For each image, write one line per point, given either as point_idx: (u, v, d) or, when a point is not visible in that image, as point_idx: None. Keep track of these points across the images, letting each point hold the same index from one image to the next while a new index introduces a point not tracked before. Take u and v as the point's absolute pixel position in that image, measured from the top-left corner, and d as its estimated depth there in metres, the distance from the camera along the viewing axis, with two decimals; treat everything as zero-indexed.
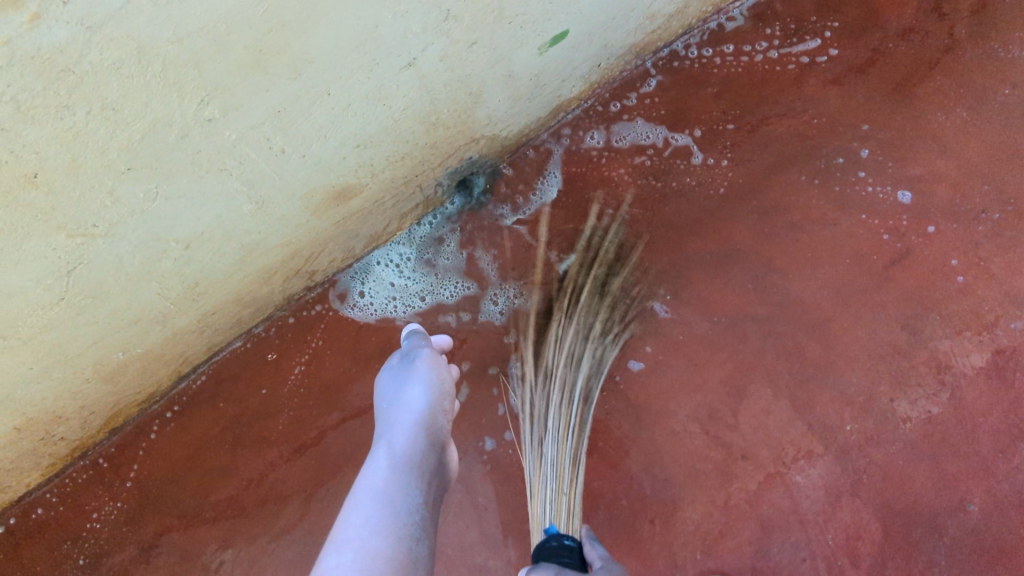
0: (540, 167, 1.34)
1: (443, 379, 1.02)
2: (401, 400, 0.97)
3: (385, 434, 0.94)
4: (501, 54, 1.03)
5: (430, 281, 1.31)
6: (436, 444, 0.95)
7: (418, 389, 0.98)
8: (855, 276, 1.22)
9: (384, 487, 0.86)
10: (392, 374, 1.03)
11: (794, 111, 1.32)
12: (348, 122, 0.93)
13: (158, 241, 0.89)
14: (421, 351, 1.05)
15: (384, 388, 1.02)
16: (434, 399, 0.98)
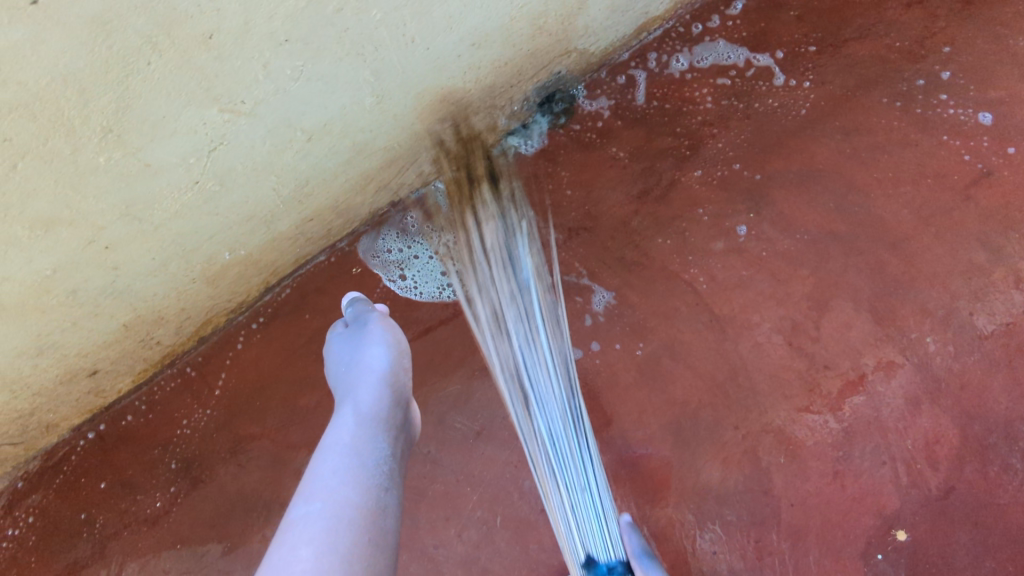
0: (620, 91, 1.35)
1: (398, 338, 1.05)
2: (360, 362, 0.99)
3: (348, 394, 0.94)
4: None
5: (485, 254, 1.30)
6: (399, 402, 0.96)
7: (376, 348, 1.01)
8: (936, 195, 1.24)
9: (351, 442, 0.84)
10: (346, 341, 1.06)
11: (875, 34, 1.34)
12: (474, 14, 0.94)
13: (287, 129, 0.90)
14: (372, 315, 1.08)
15: (339, 354, 1.05)
16: (393, 359, 1.00)
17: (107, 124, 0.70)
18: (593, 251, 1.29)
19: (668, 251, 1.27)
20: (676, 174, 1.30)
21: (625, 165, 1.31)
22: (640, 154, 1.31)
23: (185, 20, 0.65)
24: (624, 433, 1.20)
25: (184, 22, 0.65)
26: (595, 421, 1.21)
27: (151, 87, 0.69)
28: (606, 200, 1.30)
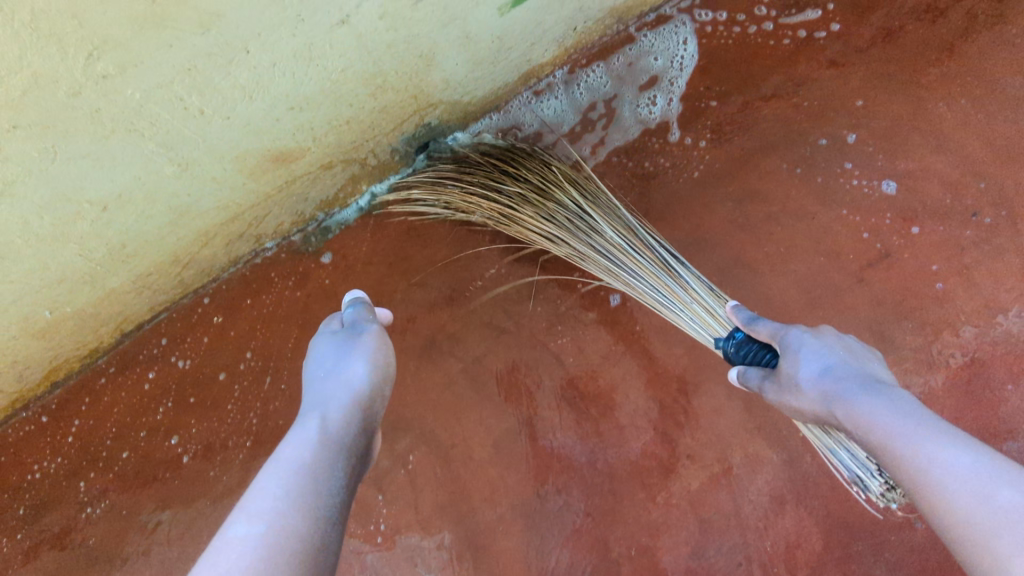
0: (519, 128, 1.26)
1: (390, 358, 0.83)
2: (338, 374, 0.78)
3: (314, 406, 0.74)
4: (454, 14, 0.94)
5: (599, 122, 1.25)
6: (373, 431, 0.75)
7: (361, 364, 0.80)
8: (828, 275, 1.15)
9: (309, 464, 0.64)
10: (333, 344, 0.85)
11: (784, 90, 1.22)
12: (279, 82, 0.86)
13: (68, 202, 0.84)
14: (369, 328, 0.86)
15: (322, 358, 0.84)
16: (377, 380, 0.79)
17: None
18: (460, 313, 1.21)
19: (538, 320, 1.19)
20: None
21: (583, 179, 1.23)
22: None
23: None
24: (471, 510, 1.15)
25: None
26: (442, 496, 1.16)
27: None
28: (478, 261, 1.22)
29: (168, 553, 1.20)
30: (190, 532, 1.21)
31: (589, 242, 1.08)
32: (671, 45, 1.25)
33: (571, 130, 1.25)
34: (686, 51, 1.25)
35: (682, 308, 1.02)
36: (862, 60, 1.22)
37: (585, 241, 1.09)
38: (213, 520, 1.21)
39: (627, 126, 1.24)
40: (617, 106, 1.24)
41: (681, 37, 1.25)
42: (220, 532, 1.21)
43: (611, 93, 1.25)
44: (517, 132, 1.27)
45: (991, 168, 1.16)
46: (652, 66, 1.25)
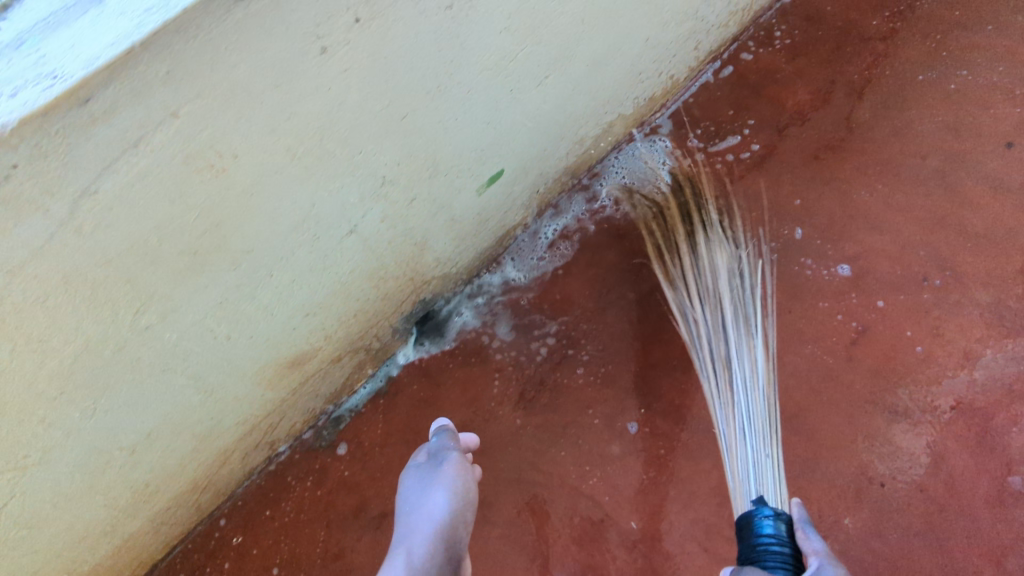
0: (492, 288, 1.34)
1: (470, 486, 0.81)
2: (419, 509, 0.77)
3: (401, 540, 0.74)
4: (442, 202, 1.03)
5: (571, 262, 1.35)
6: (456, 569, 0.72)
7: (441, 495, 0.78)
8: (821, 361, 1.23)
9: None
10: (419, 477, 0.84)
11: (729, 207, 1.38)
12: (297, 294, 0.91)
13: (100, 454, 0.83)
14: (451, 453, 0.86)
15: (408, 492, 0.83)
16: (457, 509, 0.78)
17: None
18: (488, 475, 1.21)
19: (566, 464, 1.20)
20: (553, 376, 1.27)
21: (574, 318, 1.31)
22: (523, 361, 1.28)
23: None
24: None
25: None
26: None
27: None
28: (492, 417, 1.25)
29: None
30: None
31: (719, 269, 1.23)
32: (655, 164, 1.42)
33: (544, 278, 1.34)
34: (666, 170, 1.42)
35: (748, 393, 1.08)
36: (786, 169, 1.40)
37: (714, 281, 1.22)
38: None
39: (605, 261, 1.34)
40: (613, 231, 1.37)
41: (662, 157, 1.43)
42: None
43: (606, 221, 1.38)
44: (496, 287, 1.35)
45: (924, 237, 1.30)
46: (639, 189, 1.40)
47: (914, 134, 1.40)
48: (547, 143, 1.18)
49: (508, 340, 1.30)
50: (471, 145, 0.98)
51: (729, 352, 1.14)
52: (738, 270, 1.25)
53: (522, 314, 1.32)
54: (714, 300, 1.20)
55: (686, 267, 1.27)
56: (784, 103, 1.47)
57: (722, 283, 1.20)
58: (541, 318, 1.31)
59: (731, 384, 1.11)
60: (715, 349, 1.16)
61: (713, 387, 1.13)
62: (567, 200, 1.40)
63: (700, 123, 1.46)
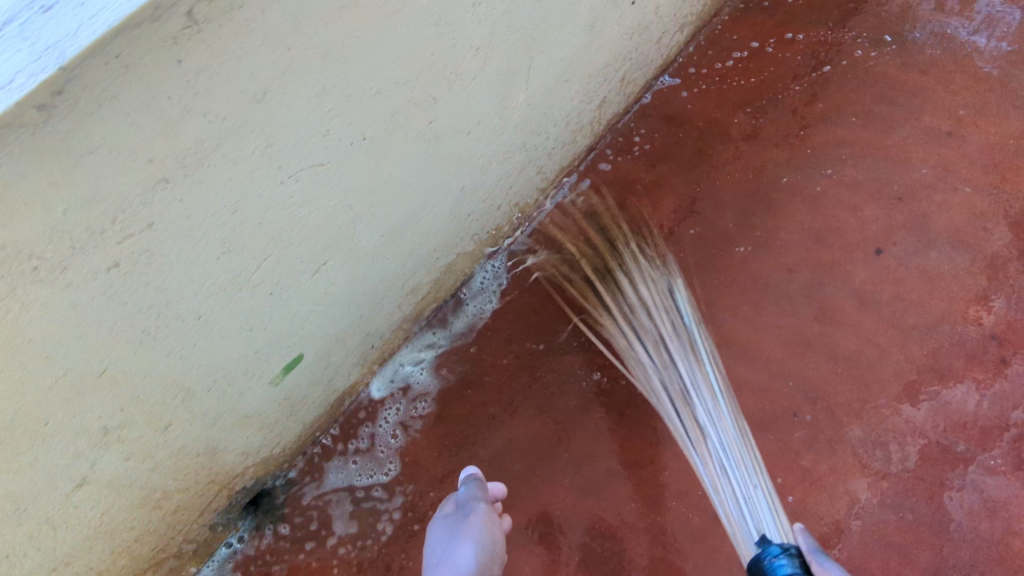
0: (331, 456, 1.21)
1: (495, 539, 0.97)
2: (449, 559, 0.94)
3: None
4: (219, 411, 0.91)
5: (418, 420, 1.23)
6: None
7: (468, 546, 0.95)
8: (686, 520, 1.11)
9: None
10: (446, 528, 1.00)
11: (586, 340, 1.27)
12: (23, 561, 0.78)
13: None
14: (476, 506, 1.01)
15: (434, 545, 0.98)
16: (483, 560, 0.93)
17: None
18: None
19: None
20: (405, 559, 1.14)
21: (420, 487, 1.19)
22: (367, 542, 1.16)
23: None
24: None
25: None
26: None
27: None
28: None
29: None
30: None
31: (659, 318, 1.23)
32: (511, 294, 1.31)
33: (389, 441, 1.22)
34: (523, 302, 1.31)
35: (714, 445, 1.10)
36: None
37: (675, 360, 1.18)
38: None
39: (457, 416, 1.23)
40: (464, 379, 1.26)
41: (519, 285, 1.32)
42: None
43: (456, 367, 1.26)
44: (335, 454, 1.21)
45: (792, 364, 1.21)
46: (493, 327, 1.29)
47: (781, 244, 1.32)
48: (358, 311, 1.06)
49: (348, 520, 1.17)
50: (235, 356, 0.86)
51: (685, 383, 1.16)
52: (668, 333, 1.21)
53: (363, 486, 1.19)
54: (657, 341, 1.21)
55: (642, 331, 1.22)
56: (645, 217, 1.36)
57: (672, 372, 1.18)
58: (386, 487, 1.19)
59: (695, 420, 1.13)
60: (668, 383, 1.17)
61: (683, 432, 1.13)
62: (415, 344, 1.28)
63: (555, 245, 1.36)
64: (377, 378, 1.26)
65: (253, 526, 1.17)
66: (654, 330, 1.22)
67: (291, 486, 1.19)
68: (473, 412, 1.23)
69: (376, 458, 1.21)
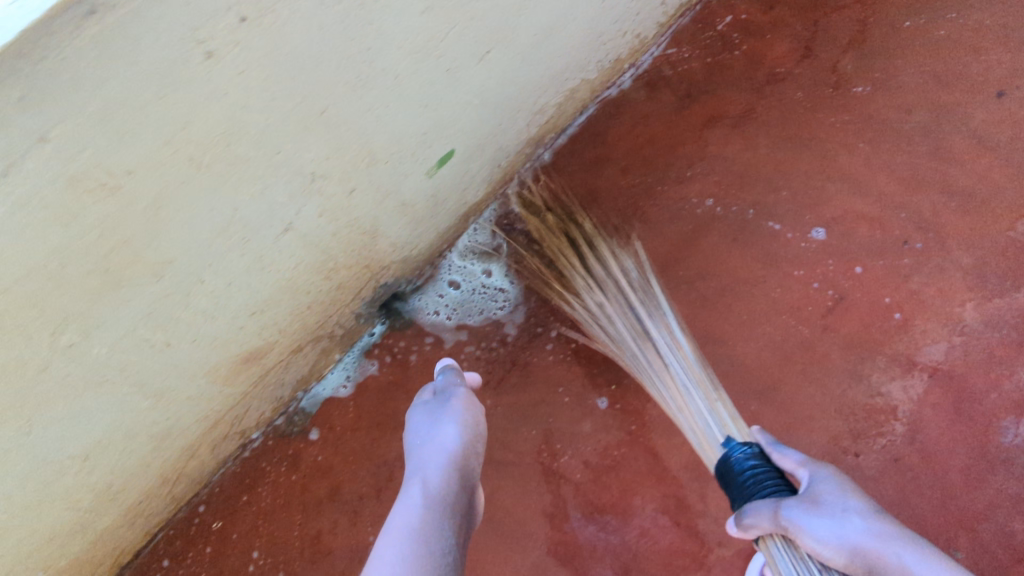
0: (458, 268, 1.32)
1: (477, 421, 0.96)
2: (434, 439, 0.91)
3: (416, 470, 0.87)
4: (386, 190, 1.00)
5: None
6: (471, 487, 0.88)
7: (453, 427, 0.92)
8: (794, 331, 1.20)
9: (418, 527, 0.77)
10: (427, 412, 0.97)
11: (700, 172, 1.32)
12: (237, 296, 0.90)
13: (51, 464, 0.84)
14: (457, 392, 1.00)
15: (417, 429, 0.95)
16: (467, 440, 0.91)
17: None
18: None
19: (534, 443, 1.21)
20: (528, 356, 1.26)
21: (540, 295, 1.28)
22: (492, 342, 1.27)
23: None
24: None
25: None
26: None
27: None
28: None
29: None
30: None
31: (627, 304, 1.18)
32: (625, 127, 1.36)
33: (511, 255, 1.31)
34: (638, 134, 1.36)
35: (705, 399, 1.03)
36: (762, 130, 1.33)
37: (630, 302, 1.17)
38: None
39: None
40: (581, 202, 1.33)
41: (635, 119, 1.36)
42: None
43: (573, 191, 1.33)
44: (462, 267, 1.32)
45: (906, 197, 1.24)
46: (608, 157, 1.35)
47: (899, 85, 1.32)
48: (500, 118, 1.13)
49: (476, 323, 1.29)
50: (410, 130, 0.94)
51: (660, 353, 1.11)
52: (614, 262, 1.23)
53: (490, 294, 1.30)
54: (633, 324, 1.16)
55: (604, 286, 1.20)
56: (762, 58, 1.37)
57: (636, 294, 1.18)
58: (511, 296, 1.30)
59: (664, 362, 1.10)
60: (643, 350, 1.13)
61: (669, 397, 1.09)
62: (531, 171, 1.35)
63: (671, 83, 1.38)
64: (496, 201, 1.34)
65: (391, 325, 1.30)
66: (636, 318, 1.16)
67: (424, 292, 1.31)
68: None
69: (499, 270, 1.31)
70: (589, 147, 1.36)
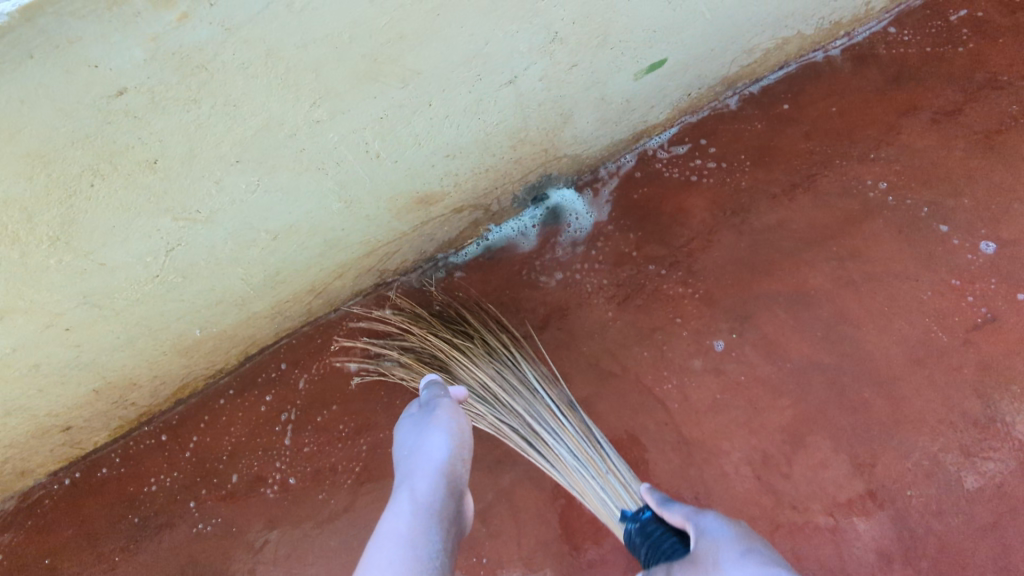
0: (615, 183, 1.35)
1: (464, 427, 0.92)
2: (421, 447, 0.87)
3: (404, 480, 0.83)
4: (598, 78, 1.02)
5: (700, 175, 1.32)
6: (459, 495, 0.83)
7: (439, 435, 0.88)
8: (934, 336, 1.18)
9: (409, 532, 0.73)
10: (413, 423, 0.95)
11: (884, 157, 1.28)
12: (445, 132, 0.94)
13: (250, 230, 0.93)
14: (441, 401, 0.96)
15: (404, 437, 0.93)
16: (455, 448, 0.87)
17: (54, 234, 0.75)
18: (567, 355, 1.26)
19: (644, 364, 1.23)
20: (659, 283, 1.27)
21: (688, 230, 1.29)
22: (627, 259, 1.29)
23: (126, 150, 0.69)
24: (573, 550, 1.16)
25: (125, 152, 0.69)
26: (546, 532, 1.17)
27: (98, 204, 0.74)
28: (585, 303, 1.28)
29: (274, 572, 1.20)
30: (296, 554, 1.20)
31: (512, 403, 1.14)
32: (820, 93, 1.34)
33: (668, 186, 1.32)
34: (830, 103, 1.33)
35: (598, 474, 1.06)
36: (963, 133, 1.27)
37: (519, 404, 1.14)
38: (320, 542, 1.21)
39: (739, 182, 1.30)
40: (754, 154, 1.32)
41: (833, 87, 1.34)
42: (325, 556, 1.20)
43: (748, 142, 1.33)
44: (618, 183, 1.35)
45: None
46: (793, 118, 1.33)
47: None
48: (715, 43, 1.13)
49: (615, 238, 1.31)
50: (646, 24, 0.96)
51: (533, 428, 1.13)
52: (506, 374, 1.17)
53: (637, 215, 1.32)
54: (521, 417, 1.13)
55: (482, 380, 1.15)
56: (987, 61, 1.31)
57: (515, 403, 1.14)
58: (657, 222, 1.30)
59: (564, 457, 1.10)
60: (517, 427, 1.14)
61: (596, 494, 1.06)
62: (713, 113, 1.36)
63: (881, 62, 1.34)
64: (672, 132, 1.36)
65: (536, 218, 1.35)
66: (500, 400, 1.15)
67: (577, 196, 1.35)
68: (755, 185, 1.30)
69: (654, 197, 1.32)
70: (777, 105, 1.34)
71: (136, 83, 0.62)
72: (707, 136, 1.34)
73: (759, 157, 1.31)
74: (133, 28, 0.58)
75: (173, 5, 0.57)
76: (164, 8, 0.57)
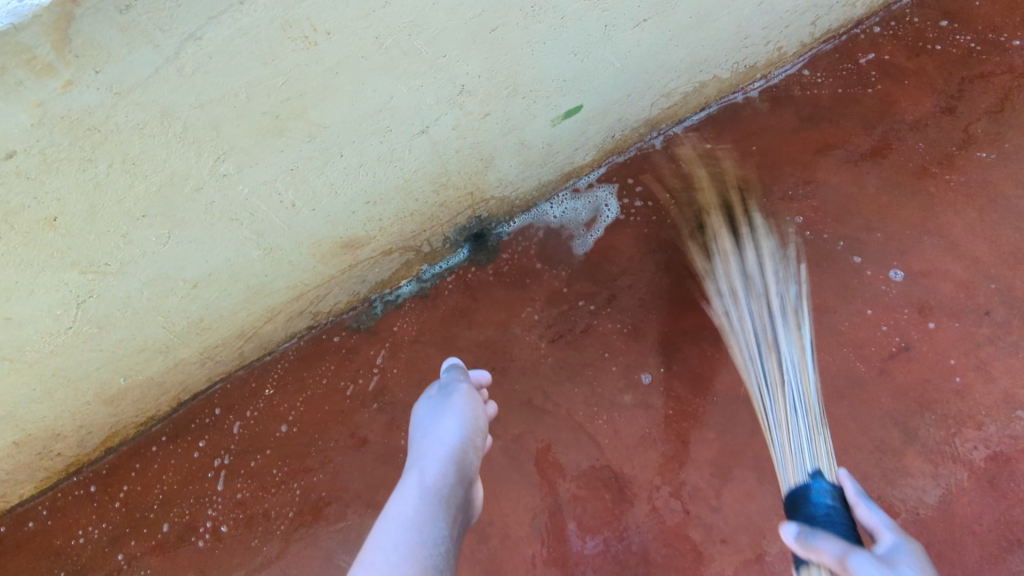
0: (546, 221, 1.39)
1: (479, 414, 0.90)
2: (433, 431, 0.85)
3: (414, 463, 0.81)
4: (514, 124, 1.05)
5: (627, 214, 1.36)
6: (469, 482, 0.81)
7: (452, 421, 0.86)
8: (851, 366, 1.22)
9: (415, 517, 0.71)
10: (430, 405, 0.92)
11: (801, 194, 1.34)
12: (360, 180, 0.97)
13: (167, 280, 0.93)
14: (460, 386, 0.94)
15: (420, 420, 0.90)
16: (467, 434, 0.85)
17: None
18: (501, 393, 1.27)
19: (575, 401, 1.25)
20: (590, 321, 1.30)
21: (617, 267, 1.32)
22: (559, 298, 1.32)
23: (21, 211, 0.71)
24: None
25: (21, 212, 0.71)
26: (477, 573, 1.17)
27: None
28: (518, 341, 1.30)
29: None
30: None
31: (773, 292, 1.21)
32: (740, 133, 1.40)
33: (598, 224, 1.36)
34: (749, 143, 1.39)
35: (797, 388, 1.07)
36: (875, 171, 1.34)
37: (771, 292, 1.21)
38: None
39: (665, 221, 1.35)
40: (678, 192, 1.37)
41: (753, 128, 1.40)
42: None
43: (672, 182, 1.37)
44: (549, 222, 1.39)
45: (1000, 272, 1.24)
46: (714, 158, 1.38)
47: None
48: (630, 89, 1.18)
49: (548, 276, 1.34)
50: (554, 75, 1.01)
51: (773, 335, 1.15)
52: (773, 274, 1.25)
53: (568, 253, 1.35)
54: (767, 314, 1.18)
55: (750, 262, 1.26)
56: (894, 102, 1.39)
57: (770, 288, 1.22)
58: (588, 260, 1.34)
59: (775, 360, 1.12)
60: (760, 331, 1.16)
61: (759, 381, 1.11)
62: (639, 154, 1.41)
63: (796, 103, 1.41)
64: (599, 173, 1.41)
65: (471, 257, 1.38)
66: (750, 276, 1.24)
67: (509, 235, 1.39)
68: (680, 223, 1.34)
69: (583, 235, 1.36)
70: (699, 145, 1.40)
71: (25, 146, 0.65)
72: (633, 176, 1.39)
73: (684, 196, 1.36)
74: (17, 96, 0.60)
75: (56, 73, 0.60)
76: (46, 76, 0.60)
